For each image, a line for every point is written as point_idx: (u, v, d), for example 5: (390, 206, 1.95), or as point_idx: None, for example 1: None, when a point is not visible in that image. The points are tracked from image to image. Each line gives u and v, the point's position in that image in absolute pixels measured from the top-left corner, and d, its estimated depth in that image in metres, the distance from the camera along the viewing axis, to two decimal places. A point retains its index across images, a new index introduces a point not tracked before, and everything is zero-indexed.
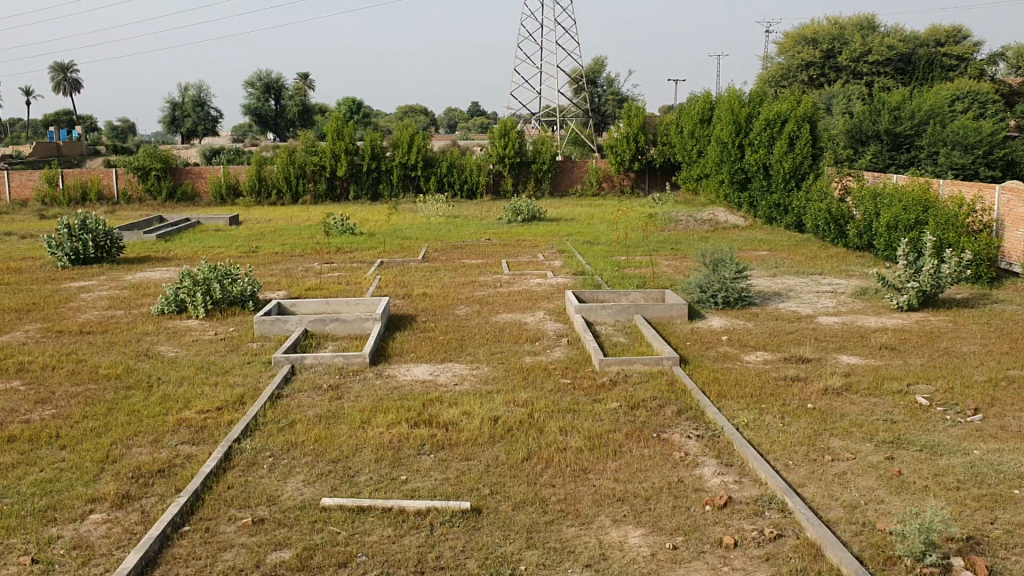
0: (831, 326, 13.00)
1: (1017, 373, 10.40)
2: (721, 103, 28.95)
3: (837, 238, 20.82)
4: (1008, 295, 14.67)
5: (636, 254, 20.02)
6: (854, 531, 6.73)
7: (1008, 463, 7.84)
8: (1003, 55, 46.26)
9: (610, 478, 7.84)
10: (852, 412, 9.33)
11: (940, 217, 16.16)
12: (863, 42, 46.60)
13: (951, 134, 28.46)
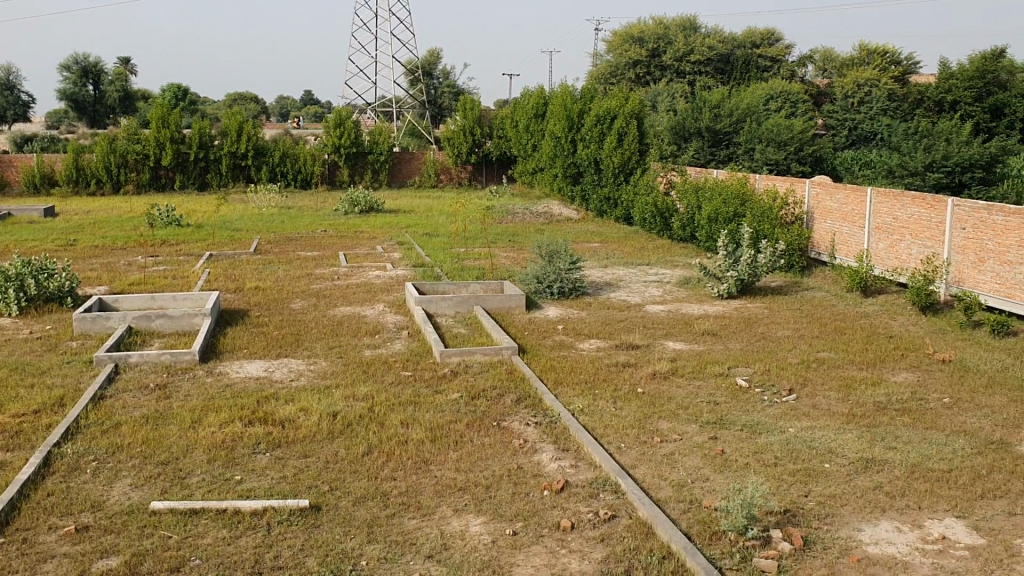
0: (659, 313, 13.57)
1: (826, 355, 11.19)
2: (554, 97, 29.54)
3: (662, 230, 21.65)
4: (817, 282, 15.73)
5: (474, 246, 20.20)
6: (683, 510, 7.07)
7: (819, 439, 8.44)
8: (811, 57, 49.42)
9: (451, 468, 7.90)
10: (679, 396, 9.79)
11: (757, 210, 17.14)
12: (685, 42, 48.69)
13: (766, 131, 30.19)
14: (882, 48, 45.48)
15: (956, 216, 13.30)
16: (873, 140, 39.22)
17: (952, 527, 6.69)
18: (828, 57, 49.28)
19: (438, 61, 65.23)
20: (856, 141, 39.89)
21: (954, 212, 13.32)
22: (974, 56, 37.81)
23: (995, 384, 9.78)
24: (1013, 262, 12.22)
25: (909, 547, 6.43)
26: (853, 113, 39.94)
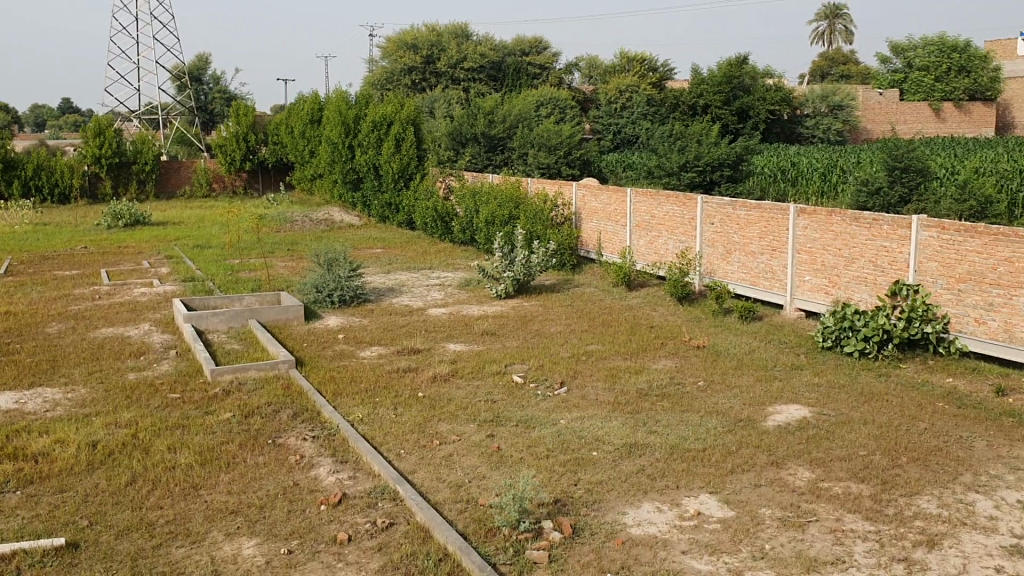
0: (439, 316, 13.72)
1: (596, 347, 11.72)
2: (329, 103, 29.15)
3: (443, 234, 21.89)
4: (588, 279, 16.45)
5: (250, 257, 19.60)
6: (459, 510, 7.18)
7: (588, 428, 8.82)
8: (577, 65, 51.49)
9: (223, 491, 7.62)
10: (458, 396, 9.94)
11: (529, 212, 17.81)
12: (458, 49, 49.61)
13: (538, 136, 31.00)
14: (641, 55, 47.86)
15: (706, 212, 14.29)
16: (636, 143, 41.40)
17: (706, 502, 7.17)
18: (593, 64, 51.75)
19: (207, 67, 62.66)
20: (620, 145, 42.05)
21: (704, 209, 14.30)
22: (721, 63, 40.75)
23: (743, 365, 10.61)
24: (756, 252, 13.32)
25: (668, 525, 6.83)
26: (617, 117, 41.98)
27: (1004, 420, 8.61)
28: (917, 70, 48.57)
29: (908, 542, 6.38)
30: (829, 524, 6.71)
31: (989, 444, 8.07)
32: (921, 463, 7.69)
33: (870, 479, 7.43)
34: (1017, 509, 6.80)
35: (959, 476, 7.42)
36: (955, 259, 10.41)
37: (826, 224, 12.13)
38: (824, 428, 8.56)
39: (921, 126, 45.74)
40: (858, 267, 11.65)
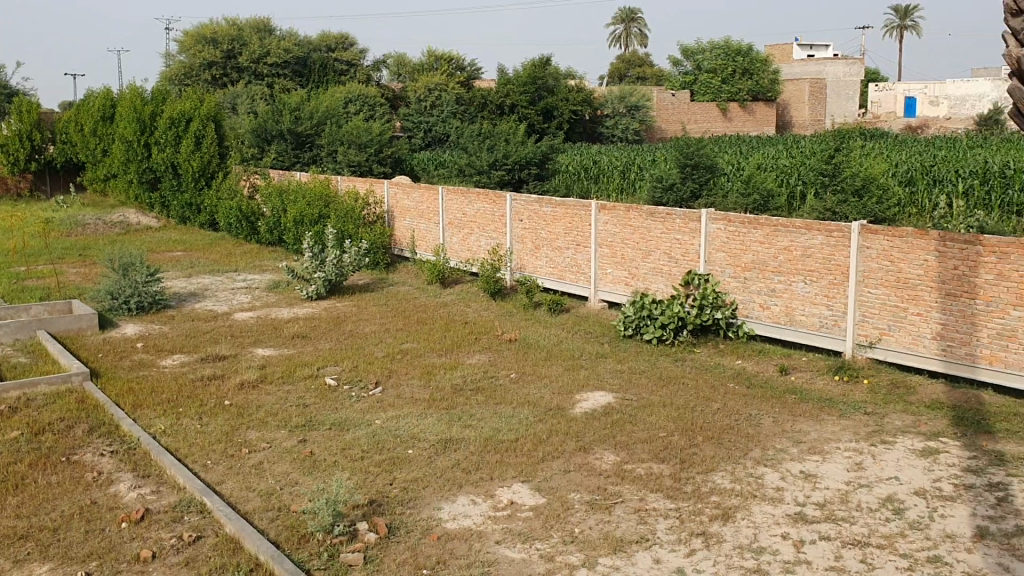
0: (247, 321, 13.32)
1: (410, 346, 11.74)
2: (122, 99, 27.58)
3: (249, 235, 21.22)
4: (401, 277, 16.44)
5: (36, 264, 18.28)
6: (271, 518, 7.02)
7: (403, 427, 8.84)
8: (385, 62, 51.14)
9: (11, 515, 7.11)
10: (267, 403, 9.70)
11: (339, 210, 17.59)
12: (260, 45, 48.20)
13: (347, 134, 30.63)
14: (447, 54, 48.14)
15: (514, 209, 14.59)
16: (446, 141, 41.69)
17: (518, 492, 7.36)
18: (401, 62, 51.52)
19: None
20: (431, 143, 42.02)
21: (513, 206, 14.60)
22: (525, 64, 41.71)
23: (552, 356, 10.94)
24: (563, 247, 13.75)
25: (482, 517, 6.96)
26: (426, 115, 41.98)
27: (788, 397, 9.32)
28: (704, 72, 51.31)
29: (706, 517, 6.79)
30: (634, 504, 7.05)
31: (775, 420, 8.72)
32: (715, 441, 8.20)
33: (669, 459, 7.85)
34: (800, 478, 7.38)
35: (749, 451, 7.97)
36: (742, 250, 11.18)
37: (625, 219, 12.67)
38: (628, 413, 8.96)
39: (709, 125, 48.51)
40: (656, 259, 12.26)
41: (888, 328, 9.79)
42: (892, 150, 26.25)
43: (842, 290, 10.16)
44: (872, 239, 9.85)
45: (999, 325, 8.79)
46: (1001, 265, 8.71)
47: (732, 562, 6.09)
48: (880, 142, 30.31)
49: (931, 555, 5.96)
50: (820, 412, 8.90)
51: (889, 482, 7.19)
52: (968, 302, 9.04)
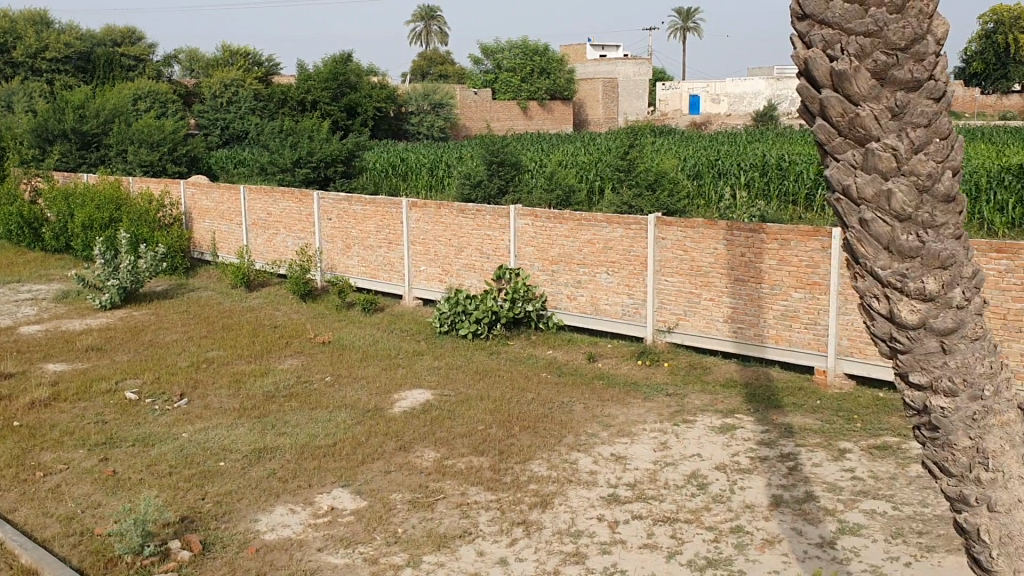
0: (33, 335, 12.35)
1: (216, 353, 11.28)
2: None
3: (32, 242, 19.68)
4: (202, 282, 15.75)
5: None
6: (72, 544, 6.56)
7: (213, 438, 8.49)
8: (176, 57, 48.70)
9: None
10: (62, 421, 9.04)
11: (132, 213, 16.58)
12: (36, 38, 44.70)
13: (136, 132, 28.96)
14: (243, 49, 46.42)
15: (322, 208, 14.30)
16: (245, 139, 40.22)
17: (338, 496, 7.24)
18: (194, 57, 49.23)
19: None
20: (229, 140, 40.83)
21: (320, 204, 14.30)
22: (326, 60, 40.99)
23: (366, 356, 10.83)
24: (374, 246, 13.65)
25: (302, 525, 6.80)
26: (223, 112, 40.36)
27: (597, 383, 9.67)
28: (504, 70, 52.12)
29: (526, 505, 6.94)
30: (455, 500, 7.10)
31: (586, 406, 9.02)
32: (531, 430, 8.39)
33: (488, 451, 7.96)
34: (612, 461, 7.68)
35: (563, 438, 8.21)
36: (548, 243, 11.48)
37: (436, 216, 12.71)
38: (445, 409, 9.02)
39: (511, 123, 49.46)
40: (467, 255, 12.39)
41: (685, 313, 10.35)
42: (680, 145, 27.66)
43: (643, 280, 10.64)
44: (667, 231, 10.36)
45: (783, 307, 9.49)
46: (783, 251, 9.39)
47: (553, 548, 6.25)
48: (669, 138, 31.86)
49: (734, 526, 6.35)
50: (627, 396, 9.29)
51: (693, 458, 7.61)
52: (755, 286, 9.69)
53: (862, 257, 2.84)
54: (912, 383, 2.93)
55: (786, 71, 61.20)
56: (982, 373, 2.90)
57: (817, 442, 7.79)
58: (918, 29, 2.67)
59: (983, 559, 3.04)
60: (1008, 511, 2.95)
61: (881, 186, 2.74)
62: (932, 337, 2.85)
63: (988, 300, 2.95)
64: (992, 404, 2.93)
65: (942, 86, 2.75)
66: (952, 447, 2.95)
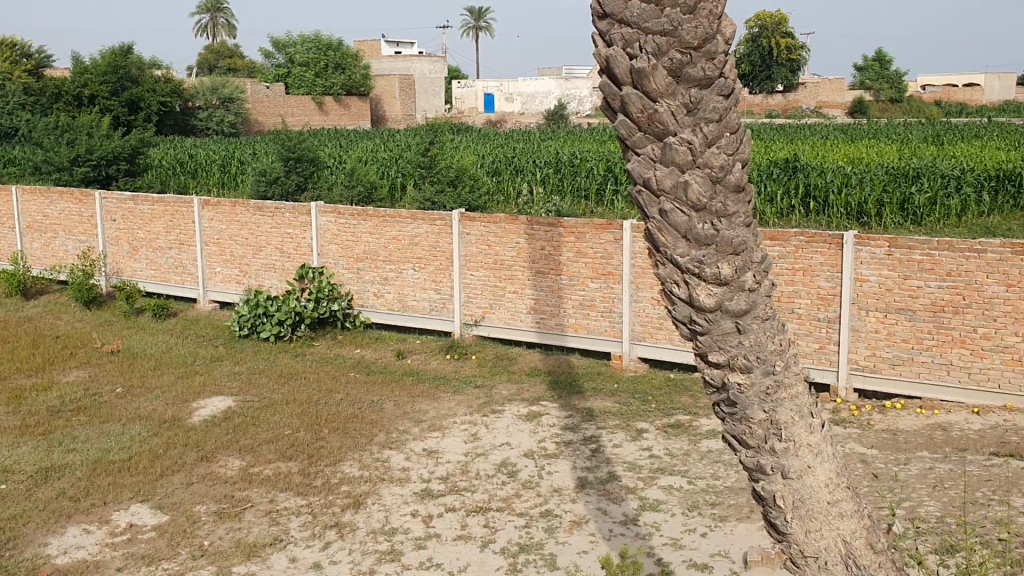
0: None
1: None
2: None
3: None
4: None
5: None
6: None
7: None
8: None
9: None
10: None
11: None
12: None
13: None
14: (8, 39, 42.84)
15: (105, 207, 13.44)
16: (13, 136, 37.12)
17: (137, 513, 6.84)
18: None
19: None
20: None
21: (103, 205, 13.44)
22: (104, 53, 38.66)
23: (162, 365, 10.30)
24: (164, 247, 12.99)
25: (98, 546, 6.38)
26: None
27: (405, 379, 9.66)
28: (296, 65, 51.04)
29: (338, 507, 6.83)
30: (264, 507, 6.89)
31: (395, 403, 8.99)
32: (340, 431, 8.27)
33: (297, 456, 7.77)
34: (424, 456, 7.70)
35: (373, 437, 8.14)
36: (351, 241, 11.35)
37: (231, 215, 12.26)
38: (249, 414, 8.72)
39: (306, 118, 48.38)
40: (266, 254, 12.04)
41: (489, 306, 10.52)
42: (477, 143, 28.01)
43: (448, 275, 10.73)
44: (471, 226, 10.49)
45: (580, 296, 9.83)
46: (579, 244, 9.72)
47: (368, 548, 6.20)
48: (466, 136, 32.21)
49: (544, 510, 6.53)
50: (436, 390, 9.33)
51: (502, 447, 7.75)
52: (555, 278, 9.97)
53: (663, 246, 3.00)
54: (712, 363, 3.14)
55: (574, 71, 63.35)
56: (772, 351, 3.14)
57: (617, 424, 8.13)
58: (709, 29, 2.85)
59: (779, 524, 3.28)
60: (800, 476, 3.21)
61: (679, 177, 2.91)
62: (727, 319, 3.06)
63: (775, 284, 3.20)
64: (783, 379, 3.17)
65: (731, 83, 2.95)
66: (749, 420, 3.18)
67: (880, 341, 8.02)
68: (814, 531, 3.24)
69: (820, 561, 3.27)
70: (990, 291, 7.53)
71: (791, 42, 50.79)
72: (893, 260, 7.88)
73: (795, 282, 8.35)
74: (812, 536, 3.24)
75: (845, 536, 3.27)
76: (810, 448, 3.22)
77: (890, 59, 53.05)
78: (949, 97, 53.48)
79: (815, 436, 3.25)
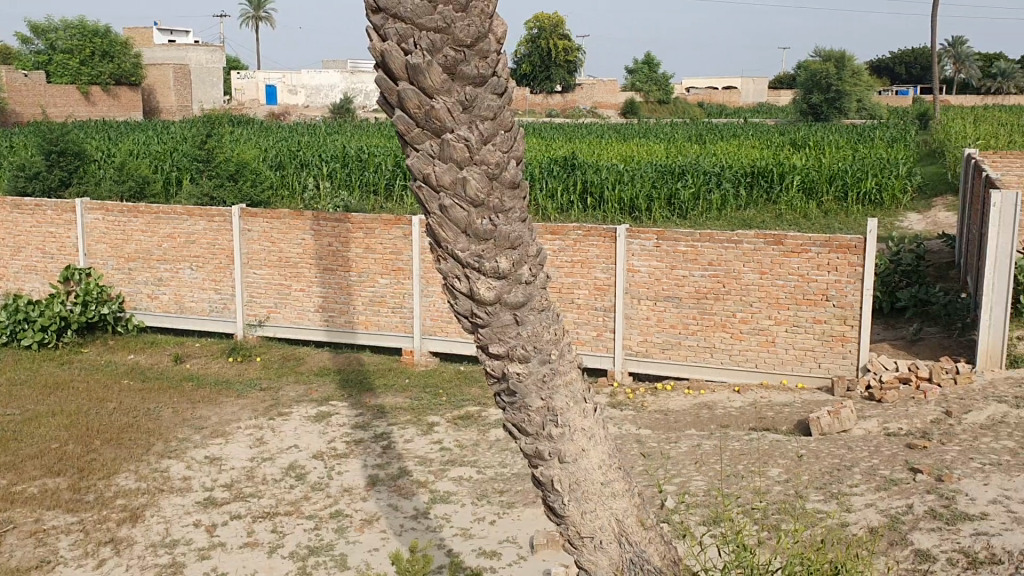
0: None
1: None
2: None
3: None
4: None
5: None
6: None
7: None
8: None
9: None
10: None
11: None
12: None
13: None
14: None
15: None
16: None
17: None
18: None
19: None
20: None
21: None
22: None
23: None
24: None
25: None
26: None
27: (185, 385, 9.21)
28: (59, 52, 47.55)
29: (112, 523, 6.42)
30: (28, 528, 6.36)
31: (174, 410, 8.56)
32: (114, 443, 7.77)
33: (65, 471, 7.22)
34: (207, 464, 7.38)
35: (151, 446, 7.72)
36: (122, 239, 10.69)
37: None
38: (10, 429, 8.03)
39: (70, 108, 44.99)
40: (24, 255, 11.13)
41: (274, 305, 10.23)
42: (259, 136, 27.09)
43: (229, 274, 10.33)
44: (253, 223, 10.15)
45: (370, 293, 9.76)
46: (367, 240, 9.64)
47: (145, 563, 5.87)
48: (246, 129, 31.09)
49: (333, 511, 6.43)
50: (218, 395, 8.97)
51: (289, 451, 7.56)
52: (343, 275, 9.84)
53: (443, 241, 3.05)
54: (492, 354, 3.23)
55: (358, 65, 62.68)
56: (549, 341, 3.27)
57: (407, 419, 8.14)
58: (480, 27, 2.90)
59: (558, 507, 3.42)
60: (575, 459, 3.35)
61: (457, 174, 2.96)
62: (506, 311, 3.16)
63: (551, 276, 3.32)
64: (559, 367, 3.30)
65: (504, 81, 3.02)
66: (528, 409, 3.28)
67: (651, 327, 8.49)
68: (589, 512, 3.40)
69: (595, 540, 3.44)
70: (747, 279, 8.15)
71: (567, 43, 53.33)
72: (661, 252, 8.36)
73: (574, 274, 8.64)
74: (589, 517, 3.41)
75: (619, 516, 3.45)
76: (585, 432, 3.37)
77: (659, 62, 56.17)
78: (711, 99, 57.31)
79: (589, 421, 3.40)
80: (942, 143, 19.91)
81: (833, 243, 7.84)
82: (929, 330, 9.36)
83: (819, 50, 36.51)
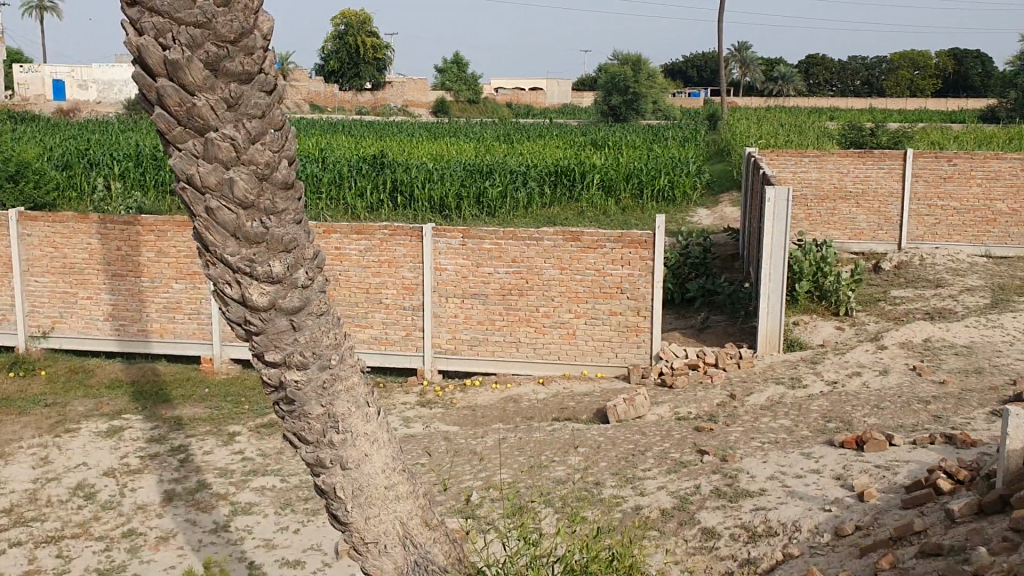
0: None
1: None
2: None
3: None
4: None
5: None
6: None
7: None
8: None
9: None
10: None
11: None
12: None
13: None
14: None
15: None
16: None
17: None
18: None
19: None
20: None
21: None
22: None
23: None
24: None
25: None
26: None
27: None
28: None
29: None
30: None
31: None
32: None
33: None
34: None
35: None
36: None
37: None
38: None
39: None
40: None
41: (59, 315, 9.55)
42: (44, 134, 25.20)
43: (7, 282, 9.56)
44: (33, 226, 9.44)
45: (164, 299, 9.28)
46: (160, 242, 9.16)
47: None
48: (30, 125, 28.96)
49: (125, 530, 6.07)
50: None
51: (77, 469, 7.07)
52: (135, 280, 9.31)
53: (212, 245, 3.06)
54: (268, 361, 3.28)
55: None
56: (328, 345, 3.36)
57: (207, 430, 7.81)
58: (244, 23, 2.86)
59: (341, 514, 3.56)
60: (358, 465, 3.49)
61: (223, 175, 2.96)
62: (281, 316, 3.21)
63: (328, 280, 3.40)
64: (338, 372, 3.40)
65: (272, 79, 3.01)
66: (307, 416, 3.37)
67: (459, 325, 8.55)
68: (373, 517, 3.56)
69: (380, 545, 3.60)
70: (548, 274, 8.35)
71: (376, 42, 53.01)
72: (467, 250, 8.41)
73: (381, 274, 8.53)
74: (372, 522, 3.56)
75: (402, 518, 3.63)
76: (367, 437, 3.50)
77: (466, 61, 56.62)
78: (519, 100, 58.49)
79: (371, 425, 3.53)
80: (729, 142, 21.16)
81: (626, 239, 8.17)
82: (716, 318, 9.97)
83: (618, 53, 37.88)
